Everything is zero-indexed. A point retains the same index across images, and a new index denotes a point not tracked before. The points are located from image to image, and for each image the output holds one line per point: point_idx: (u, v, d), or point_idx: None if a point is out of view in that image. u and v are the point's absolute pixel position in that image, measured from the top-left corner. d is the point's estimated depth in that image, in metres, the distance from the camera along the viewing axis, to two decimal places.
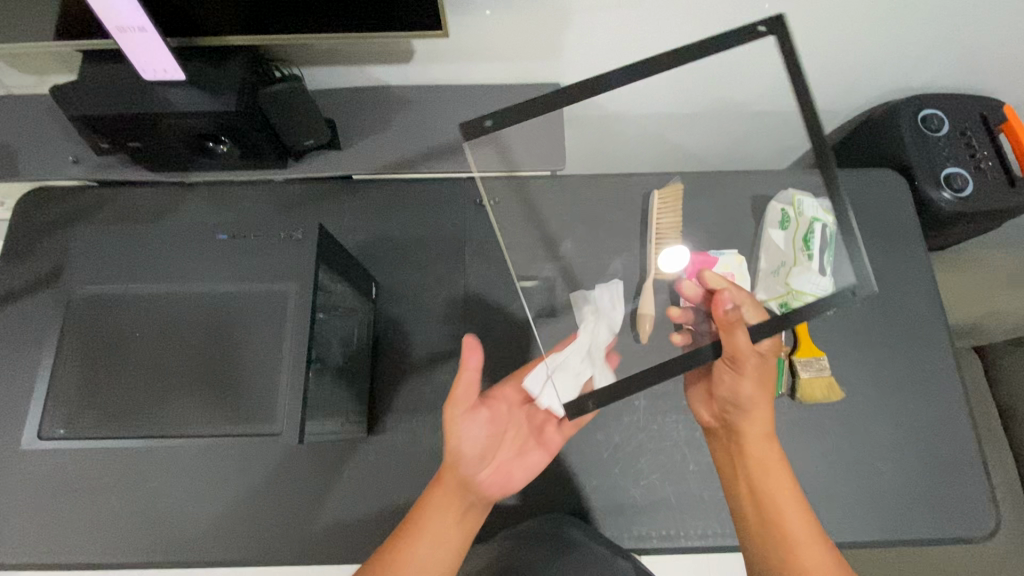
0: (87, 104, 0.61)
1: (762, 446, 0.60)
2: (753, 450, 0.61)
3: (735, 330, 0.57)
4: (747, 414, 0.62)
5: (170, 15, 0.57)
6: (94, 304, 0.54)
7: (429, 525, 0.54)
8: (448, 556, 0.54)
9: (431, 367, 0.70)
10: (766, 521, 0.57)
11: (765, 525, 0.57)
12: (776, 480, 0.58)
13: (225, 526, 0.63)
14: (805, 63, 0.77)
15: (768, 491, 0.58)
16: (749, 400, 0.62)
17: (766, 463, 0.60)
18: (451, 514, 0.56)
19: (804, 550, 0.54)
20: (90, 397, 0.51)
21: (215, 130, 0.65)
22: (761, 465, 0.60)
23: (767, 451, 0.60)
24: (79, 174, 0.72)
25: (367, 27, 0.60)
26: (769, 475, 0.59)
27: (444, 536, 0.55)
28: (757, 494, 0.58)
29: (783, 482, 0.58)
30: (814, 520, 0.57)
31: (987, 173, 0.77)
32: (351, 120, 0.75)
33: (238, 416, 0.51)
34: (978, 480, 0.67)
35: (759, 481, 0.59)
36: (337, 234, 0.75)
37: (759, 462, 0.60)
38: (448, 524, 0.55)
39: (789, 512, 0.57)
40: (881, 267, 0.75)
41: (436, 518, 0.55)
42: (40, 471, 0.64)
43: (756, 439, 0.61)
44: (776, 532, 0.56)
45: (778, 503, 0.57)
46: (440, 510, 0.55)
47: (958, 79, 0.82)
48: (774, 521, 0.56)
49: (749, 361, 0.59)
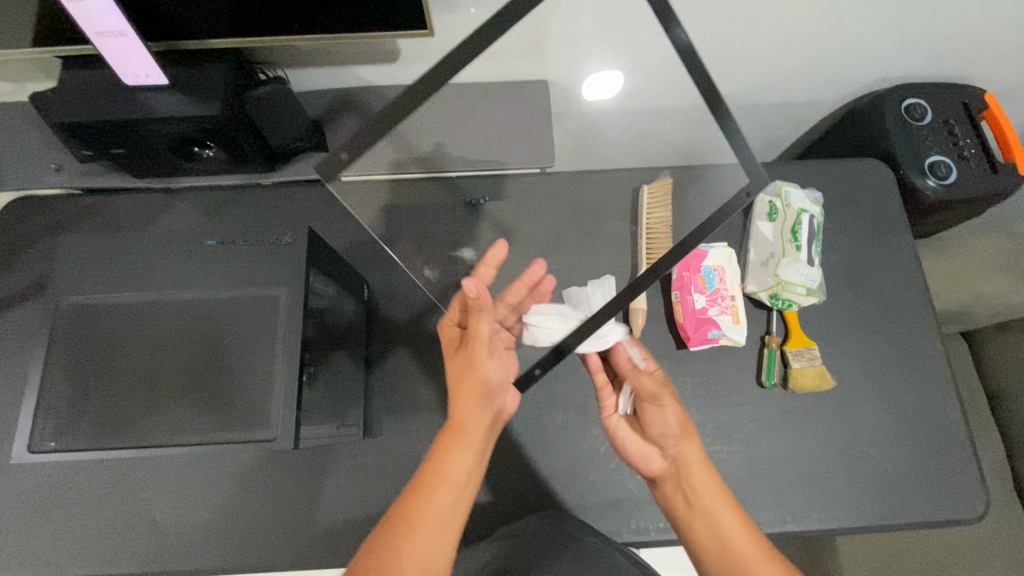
0: (68, 111, 0.61)
1: (707, 476, 0.61)
2: (687, 479, 0.61)
3: (638, 375, 0.68)
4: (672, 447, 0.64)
5: (149, 19, 0.56)
6: (83, 314, 0.54)
7: (427, 511, 0.52)
8: (457, 514, 0.54)
9: (424, 368, 0.69)
10: (722, 546, 0.58)
11: (725, 556, 0.57)
12: (720, 503, 0.60)
13: (226, 533, 0.62)
14: (791, 55, 0.77)
15: (717, 523, 0.59)
16: (680, 434, 0.65)
17: (712, 492, 0.60)
18: (451, 495, 0.54)
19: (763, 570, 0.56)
20: (80, 409, 0.51)
21: (200, 135, 0.64)
22: (699, 496, 0.60)
23: (712, 483, 0.61)
24: (62, 182, 0.71)
25: (351, 28, 0.59)
26: (717, 500, 0.60)
27: (466, 480, 0.56)
28: (716, 528, 0.58)
29: (720, 504, 0.60)
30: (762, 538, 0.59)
31: (970, 160, 0.79)
32: (339, 122, 0.74)
33: (229, 421, 0.51)
34: (968, 463, 0.68)
35: (709, 511, 0.59)
36: (326, 237, 0.74)
37: (697, 497, 0.60)
38: (470, 464, 0.57)
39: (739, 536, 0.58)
40: (870, 256, 0.76)
41: (431, 503, 0.53)
42: (33, 484, 0.63)
43: (690, 474, 0.62)
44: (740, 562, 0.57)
45: (731, 532, 0.58)
46: (464, 452, 0.56)
47: (942, 68, 0.82)
48: (731, 549, 0.57)
49: (665, 397, 0.67)
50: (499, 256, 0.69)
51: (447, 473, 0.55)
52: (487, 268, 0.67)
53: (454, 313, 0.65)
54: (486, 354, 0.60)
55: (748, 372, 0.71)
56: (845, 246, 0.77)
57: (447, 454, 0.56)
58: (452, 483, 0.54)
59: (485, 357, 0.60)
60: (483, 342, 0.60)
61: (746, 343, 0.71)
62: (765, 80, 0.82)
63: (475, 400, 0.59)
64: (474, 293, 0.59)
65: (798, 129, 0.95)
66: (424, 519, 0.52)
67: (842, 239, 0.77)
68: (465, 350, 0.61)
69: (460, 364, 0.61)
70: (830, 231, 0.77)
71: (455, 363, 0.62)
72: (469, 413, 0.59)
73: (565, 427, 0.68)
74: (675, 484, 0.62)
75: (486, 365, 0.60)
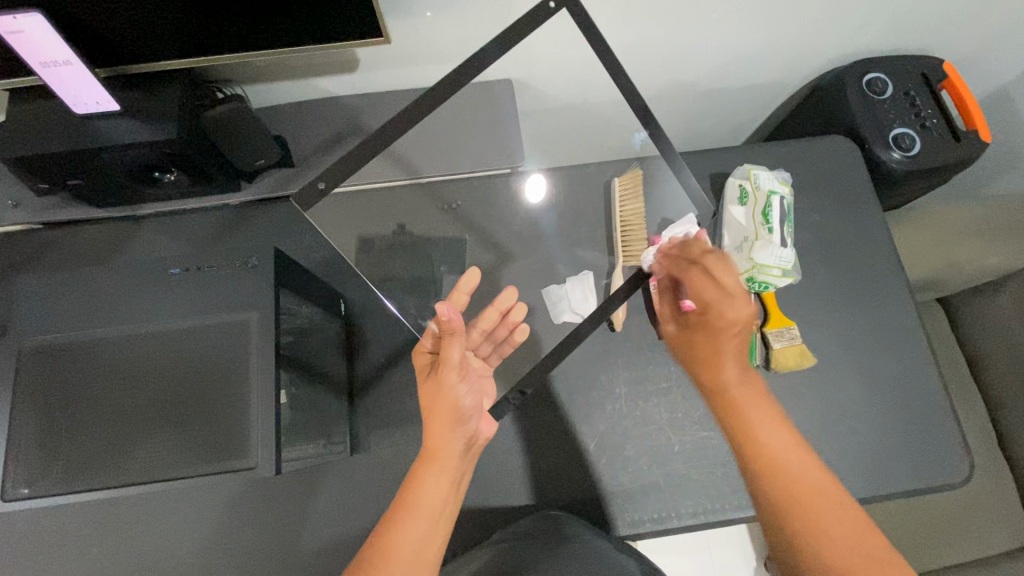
0: (18, 146, 0.59)
1: (743, 393, 0.54)
2: (745, 416, 0.53)
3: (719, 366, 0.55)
4: (721, 360, 0.55)
5: (96, 46, 0.55)
6: (47, 355, 0.52)
7: (401, 542, 0.50)
8: (437, 538, 0.53)
9: (407, 379, 0.69)
10: (768, 477, 0.50)
11: (766, 466, 0.50)
12: (802, 459, 0.50)
13: (219, 561, 0.61)
14: (748, 40, 0.78)
15: (802, 480, 0.49)
16: (711, 354, 0.56)
17: (753, 408, 0.53)
18: (427, 523, 0.52)
19: (819, 502, 0.48)
20: (50, 453, 0.50)
21: (160, 160, 0.63)
22: (767, 440, 0.51)
23: (747, 390, 0.54)
24: (21, 219, 0.69)
25: (304, 41, 0.58)
26: (757, 420, 0.52)
27: (441, 508, 0.53)
28: (745, 437, 0.52)
29: (797, 453, 0.51)
30: (814, 457, 0.51)
31: (932, 130, 0.80)
32: (302, 137, 0.74)
33: (206, 453, 0.50)
34: (951, 429, 0.69)
35: (796, 493, 0.49)
36: (299, 253, 0.73)
37: (769, 448, 0.51)
38: (445, 490, 0.54)
39: (827, 492, 0.49)
40: (842, 232, 0.77)
41: (405, 533, 0.51)
42: (13, 531, 0.61)
43: (747, 397, 0.54)
44: (792, 486, 0.49)
45: (775, 453, 0.51)
46: (438, 479, 0.54)
47: (899, 42, 0.83)
48: (774, 469, 0.50)
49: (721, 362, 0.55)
50: (472, 282, 0.68)
51: (423, 500, 0.53)
52: (460, 295, 0.66)
53: (427, 339, 0.61)
54: (457, 378, 0.57)
55: None
56: (817, 224, 0.77)
57: (421, 481, 0.54)
58: (426, 512, 0.53)
59: (456, 382, 0.57)
60: (456, 364, 0.57)
61: None
62: (726, 66, 0.82)
63: (447, 425, 0.56)
64: (445, 318, 0.57)
65: (764, 111, 0.96)
66: (398, 551, 0.50)
67: (813, 218, 0.78)
68: (434, 376, 0.58)
69: (429, 390, 0.57)
70: (801, 209, 0.78)
71: (426, 387, 0.58)
72: (442, 439, 0.55)
73: (554, 426, 0.68)
74: (753, 462, 0.51)
75: (456, 389, 0.57)
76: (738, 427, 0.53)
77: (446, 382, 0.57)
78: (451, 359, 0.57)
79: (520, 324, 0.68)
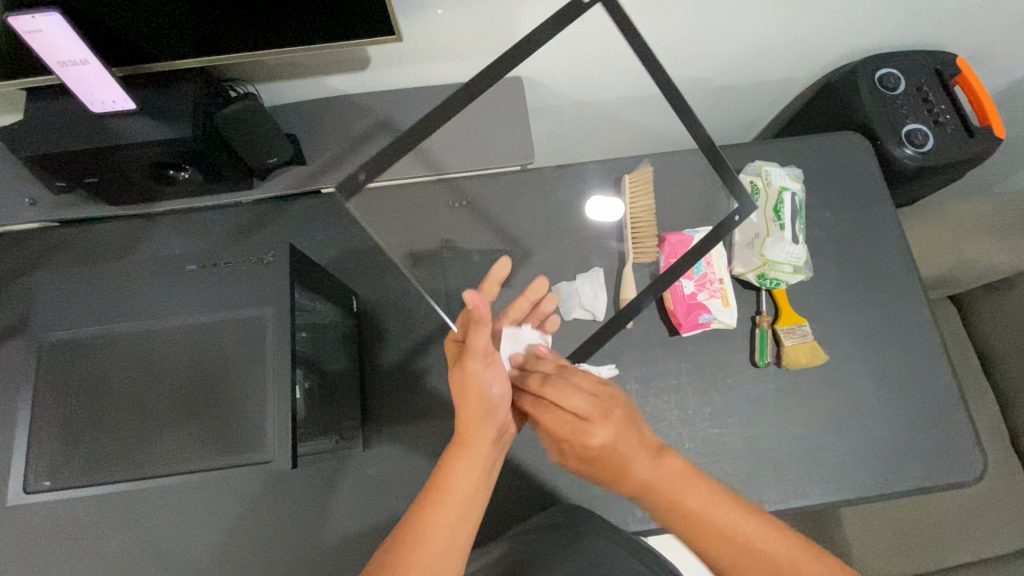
0: (36, 144, 0.60)
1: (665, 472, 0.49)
2: (672, 489, 0.49)
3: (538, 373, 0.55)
4: (632, 456, 0.50)
5: (112, 43, 0.55)
6: (67, 350, 0.53)
7: (431, 529, 0.49)
8: (467, 526, 0.51)
9: (419, 375, 0.69)
10: (688, 521, 0.48)
11: (699, 538, 0.47)
12: (740, 521, 0.47)
13: (234, 554, 0.62)
14: (760, 35, 0.77)
15: (739, 538, 0.46)
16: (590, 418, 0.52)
17: (688, 490, 0.48)
18: (457, 512, 0.51)
19: (773, 552, 0.46)
20: (71, 446, 0.50)
21: (174, 158, 0.63)
22: (700, 516, 0.47)
23: (670, 472, 0.49)
24: (39, 216, 0.70)
25: (317, 39, 0.58)
26: (690, 496, 0.48)
27: (472, 496, 0.52)
28: (667, 502, 0.49)
29: (735, 517, 0.47)
30: (741, 506, 0.48)
31: (945, 126, 0.80)
32: (314, 134, 0.74)
33: (223, 447, 0.51)
34: (963, 426, 0.69)
35: (722, 538, 0.46)
36: (311, 250, 0.74)
37: (694, 512, 0.48)
38: (477, 479, 0.54)
39: (776, 550, 0.46)
40: (854, 228, 0.77)
41: (435, 519, 0.50)
42: (34, 522, 0.62)
43: (672, 481, 0.49)
44: (741, 548, 0.46)
45: (700, 515, 0.47)
46: (470, 466, 0.53)
47: (912, 37, 0.83)
48: (703, 520, 0.47)
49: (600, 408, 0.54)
50: (503, 272, 0.67)
51: (455, 487, 0.52)
52: (490, 284, 0.65)
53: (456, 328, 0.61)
54: (484, 365, 0.56)
55: (742, 353, 0.71)
56: (829, 221, 0.77)
57: (452, 468, 0.53)
58: (457, 500, 0.52)
59: (481, 370, 0.56)
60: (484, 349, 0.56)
61: (738, 325, 0.72)
62: (737, 62, 0.82)
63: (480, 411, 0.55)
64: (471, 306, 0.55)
65: (775, 106, 0.96)
66: (428, 537, 0.49)
67: (825, 214, 0.77)
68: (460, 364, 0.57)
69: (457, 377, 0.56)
70: (813, 206, 0.78)
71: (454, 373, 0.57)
72: (475, 429, 0.55)
73: None
74: (662, 504, 0.49)
75: (484, 376, 0.56)
76: (661, 497, 0.49)
77: (473, 369, 0.55)
78: (476, 346, 0.55)
79: (550, 315, 0.68)
